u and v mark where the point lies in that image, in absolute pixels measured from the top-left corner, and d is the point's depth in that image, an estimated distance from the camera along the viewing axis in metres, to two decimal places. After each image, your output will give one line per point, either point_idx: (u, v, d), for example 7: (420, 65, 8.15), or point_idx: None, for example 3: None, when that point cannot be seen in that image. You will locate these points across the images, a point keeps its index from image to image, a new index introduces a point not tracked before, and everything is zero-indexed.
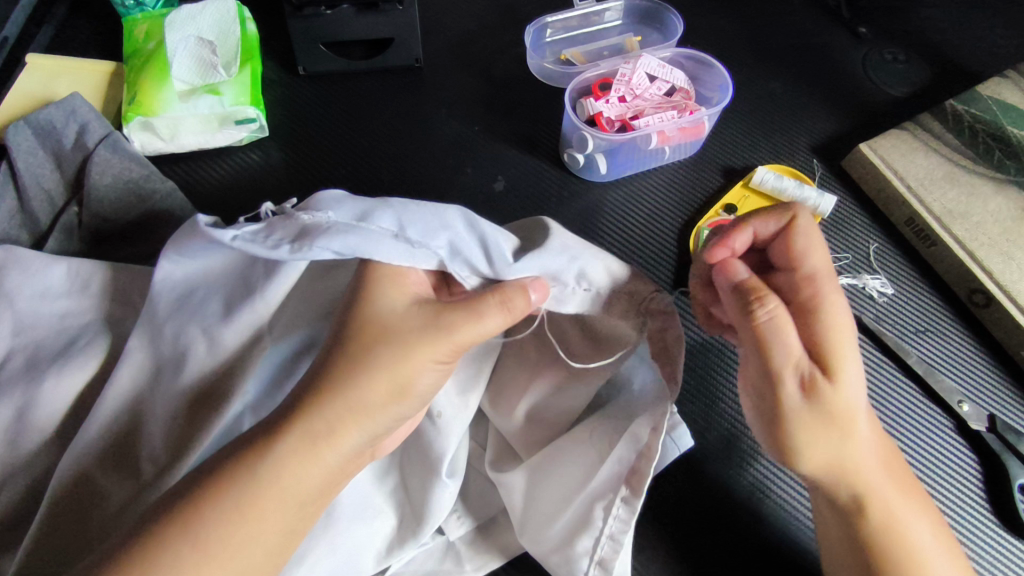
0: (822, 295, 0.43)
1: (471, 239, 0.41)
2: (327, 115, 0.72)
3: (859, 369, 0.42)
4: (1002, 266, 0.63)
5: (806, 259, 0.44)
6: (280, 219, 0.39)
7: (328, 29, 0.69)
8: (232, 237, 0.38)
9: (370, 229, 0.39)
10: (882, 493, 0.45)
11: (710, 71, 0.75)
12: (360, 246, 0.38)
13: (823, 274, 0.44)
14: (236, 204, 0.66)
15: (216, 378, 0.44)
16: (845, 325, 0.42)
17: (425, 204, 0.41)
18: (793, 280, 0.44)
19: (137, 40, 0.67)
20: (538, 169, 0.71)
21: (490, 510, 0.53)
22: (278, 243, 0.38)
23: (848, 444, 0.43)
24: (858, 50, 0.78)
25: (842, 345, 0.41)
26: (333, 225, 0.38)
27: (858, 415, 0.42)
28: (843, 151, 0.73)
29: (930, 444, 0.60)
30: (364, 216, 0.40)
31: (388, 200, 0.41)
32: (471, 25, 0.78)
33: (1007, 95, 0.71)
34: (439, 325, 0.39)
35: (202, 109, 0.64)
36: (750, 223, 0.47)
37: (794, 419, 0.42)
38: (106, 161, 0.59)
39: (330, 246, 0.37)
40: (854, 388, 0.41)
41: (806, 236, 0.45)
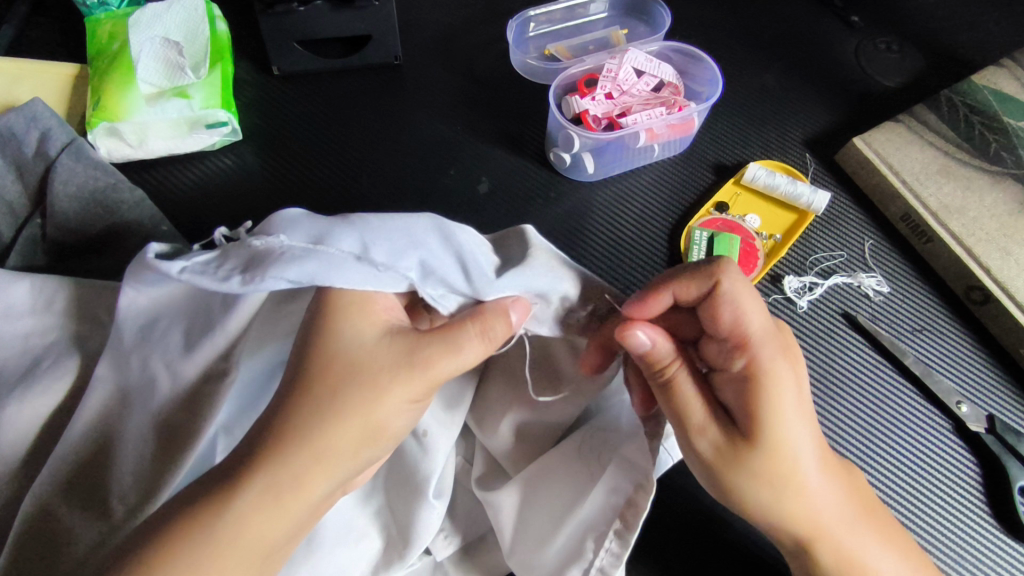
0: (758, 363, 0.41)
1: (442, 258, 0.40)
2: (304, 116, 0.69)
3: (796, 426, 0.40)
4: (999, 263, 0.62)
5: (738, 328, 0.42)
6: (232, 247, 0.37)
7: (302, 27, 0.67)
8: (180, 269, 0.36)
9: (329, 252, 0.36)
10: (834, 537, 0.41)
11: (699, 65, 0.73)
12: (319, 274, 0.36)
13: (751, 343, 0.41)
14: (211, 212, 0.64)
15: (188, 404, 0.42)
16: (782, 389, 0.41)
17: (389, 223, 0.40)
18: (726, 348, 0.43)
19: (101, 41, 0.64)
20: (525, 169, 0.68)
21: (479, 528, 0.52)
22: (229, 272, 0.36)
23: (790, 494, 0.40)
24: (850, 39, 0.76)
25: (764, 412, 0.40)
26: (287, 251, 0.36)
27: (795, 464, 0.40)
28: (836, 145, 0.71)
29: (923, 449, 0.58)
30: (321, 237, 0.37)
31: (347, 219, 0.39)
32: (452, 19, 0.75)
33: (1004, 84, 0.69)
34: (413, 362, 0.39)
35: (170, 113, 0.61)
36: (671, 285, 0.44)
37: (722, 470, 0.41)
38: (69, 170, 0.56)
39: (285, 277, 0.35)
40: (787, 447, 0.40)
41: (731, 301, 0.42)
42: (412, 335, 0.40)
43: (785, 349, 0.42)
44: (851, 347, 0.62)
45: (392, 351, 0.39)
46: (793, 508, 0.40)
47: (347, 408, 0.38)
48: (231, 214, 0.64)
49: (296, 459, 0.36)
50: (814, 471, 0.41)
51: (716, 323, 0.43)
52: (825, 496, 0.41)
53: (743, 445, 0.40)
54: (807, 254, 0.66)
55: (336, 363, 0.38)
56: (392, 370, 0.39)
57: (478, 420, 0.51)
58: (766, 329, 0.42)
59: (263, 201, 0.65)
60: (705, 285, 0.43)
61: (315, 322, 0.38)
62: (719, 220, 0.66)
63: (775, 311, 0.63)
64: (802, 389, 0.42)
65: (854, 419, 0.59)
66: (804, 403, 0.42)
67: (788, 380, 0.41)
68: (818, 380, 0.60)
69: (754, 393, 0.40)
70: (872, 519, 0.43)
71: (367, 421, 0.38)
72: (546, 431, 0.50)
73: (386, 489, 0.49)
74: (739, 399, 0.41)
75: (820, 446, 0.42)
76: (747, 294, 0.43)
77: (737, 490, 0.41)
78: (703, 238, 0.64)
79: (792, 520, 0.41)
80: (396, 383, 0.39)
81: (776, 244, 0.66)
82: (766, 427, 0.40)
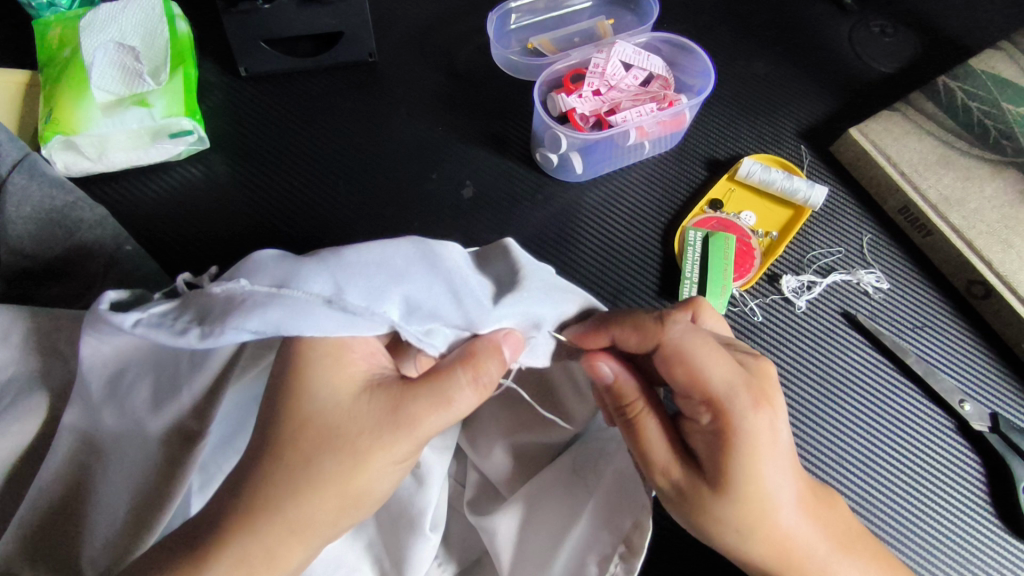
0: (732, 422, 0.38)
1: (429, 291, 0.37)
2: (275, 121, 0.65)
3: (772, 470, 0.38)
4: (1001, 255, 0.60)
5: (693, 385, 0.39)
6: (191, 296, 0.35)
7: (269, 25, 0.62)
8: (134, 323, 0.35)
9: (295, 295, 0.34)
10: (815, 568, 0.40)
11: (689, 55, 0.70)
12: (285, 322, 0.33)
13: (716, 397, 0.38)
14: (180, 226, 0.60)
15: (165, 447, 0.40)
16: (759, 441, 0.38)
17: (364, 262, 0.36)
18: (691, 403, 0.40)
19: (50, 46, 0.59)
20: (510, 171, 0.65)
21: (473, 553, 0.50)
22: (187, 326, 0.34)
23: (764, 530, 0.38)
24: (843, 23, 0.73)
25: (733, 467, 0.38)
26: (250, 296, 0.34)
27: (768, 509, 0.38)
28: (831, 136, 0.69)
29: (915, 455, 0.57)
30: (287, 281, 0.35)
31: (320, 257, 0.36)
32: (428, 13, 0.71)
33: (1002, 68, 0.67)
34: (396, 422, 0.37)
35: (130, 123, 0.57)
36: (614, 331, 0.42)
37: (685, 509, 0.40)
38: (23, 188, 0.50)
39: (244, 327, 0.33)
40: (762, 491, 0.38)
41: (679, 358, 0.39)
42: (396, 386, 0.37)
43: (763, 399, 0.39)
44: (831, 353, 0.60)
45: (371, 410, 0.37)
46: (761, 546, 0.39)
47: (327, 474, 0.35)
48: (203, 229, 0.60)
49: (288, 512, 0.35)
50: (789, 511, 0.39)
51: (669, 378, 0.40)
52: (799, 533, 0.39)
53: (707, 492, 0.39)
54: (805, 251, 0.63)
55: (314, 426, 0.36)
56: (375, 431, 0.36)
57: (472, 441, 0.49)
58: (733, 380, 0.39)
59: (231, 215, 0.61)
60: (652, 335, 0.41)
61: (295, 362, 0.36)
62: (712, 219, 0.64)
63: (773, 312, 0.61)
64: (780, 436, 0.39)
65: (830, 431, 0.58)
66: (785, 450, 0.39)
67: (765, 433, 0.38)
68: (793, 389, 0.59)
69: (724, 448, 0.38)
70: (853, 550, 0.41)
71: (352, 484, 0.36)
72: (540, 452, 0.48)
73: (377, 521, 0.47)
74: (708, 450, 0.39)
75: (800, 484, 0.40)
76: (701, 347, 0.40)
77: (708, 532, 0.40)
78: (697, 238, 0.62)
79: (762, 556, 0.39)
80: (381, 446, 0.36)
81: (772, 242, 0.64)
82: (735, 481, 0.38)
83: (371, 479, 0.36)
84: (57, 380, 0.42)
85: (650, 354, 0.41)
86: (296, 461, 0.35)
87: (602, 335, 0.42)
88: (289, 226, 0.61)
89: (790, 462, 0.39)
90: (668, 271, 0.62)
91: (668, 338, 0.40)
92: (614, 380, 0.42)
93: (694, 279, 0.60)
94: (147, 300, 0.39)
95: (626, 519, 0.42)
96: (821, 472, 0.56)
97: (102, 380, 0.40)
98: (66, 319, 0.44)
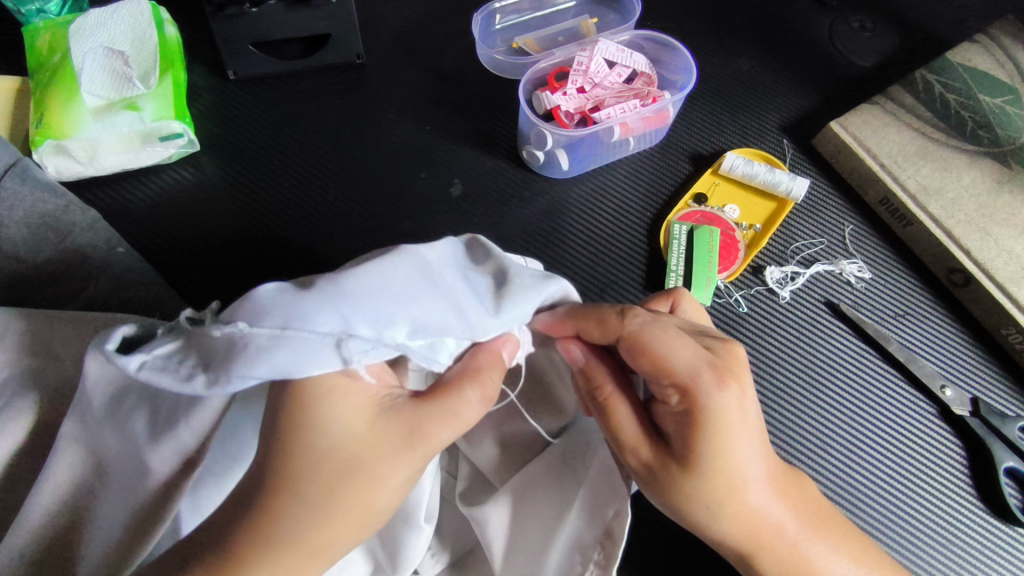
0: (699, 401, 0.39)
1: (433, 310, 0.38)
2: (264, 123, 0.66)
3: (744, 446, 0.39)
4: (979, 243, 0.61)
5: (658, 369, 0.40)
6: (193, 339, 0.36)
7: (256, 29, 0.63)
8: (139, 367, 0.35)
9: (301, 338, 0.34)
10: (786, 545, 0.41)
11: (672, 53, 0.71)
12: (293, 367, 0.34)
13: (681, 379, 0.39)
14: (168, 226, 0.61)
15: (164, 455, 0.39)
16: (729, 418, 0.39)
17: (367, 291, 0.37)
18: (660, 387, 0.41)
19: (39, 52, 0.60)
20: (498, 169, 0.66)
21: (466, 543, 0.50)
22: (192, 372, 0.35)
23: (733, 507, 0.39)
24: (823, 18, 0.74)
25: (701, 442, 0.39)
26: (254, 343, 0.34)
27: (737, 485, 0.39)
28: (812, 130, 0.70)
29: (893, 438, 0.58)
30: (290, 320, 0.34)
31: (316, 288, 0.36)
32: (414, 14, 0.72)
33: (978, 61, 0.68)
34: (412, 441, 0.38)
35: (120, 126, 0.57)
36: (577, 321, 0.43)
37: (655, 486, 0.41)
38: (14, 192, 0.52)
39: (250, 375, 0.33)
40: (732, 467, 0.39)
41: (642, 348, 0.41)
42: (409, 408, 0.38)
43: (730, 377, 0.40)
44: (816, 342, 0.61)
45: (387, 434, 0.37)
46: (730, 524, 0.40)
47: (348, 499, 0.36)
48: (195, 230, 0.61)
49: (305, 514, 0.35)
50: (758, 490, 0.40)
51: (635, 365, 0.41)
52: (769, 512, 0.40)
53: (677, 469, 0.40)
54: (788, 242, 0.65)
55: (330, 458, 0.36)
56: (392, 455, 0.37)
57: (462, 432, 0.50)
58: (698, 361, 0.40)
59: (224, 214, 0.62)
60: (616, 327, 0.42)
61: None
62: (697, 213, 0.65)
63: (758, 303, 0.62)
64: (751, 413, 0.40)
65: (812, 418, 0.59)
66: (752, 426, 0.40)
67: (734, 410, 0.39)
68: (775, 378, 0.60)
69: (692, 424, 0.39)
70: (823, 530, 0.42)
71: (370, 505, 0.37)
72: (529, 441, 0.50)
73: None
74: (679, 429, 0.40)
75: (769, 464, 0.41)
76: (662, 335, 0.41)
77: (680, 510, 0.41)
78: (682, 232, 0.63)
79: (732, 534, 0.40)
80: (397, 466, 0.37)
81: (756, 235, 0.65)
82: (705, 460, 0.39)
83: (388, 501, 0.38)
84: (51, 378, 0.43)
85: (616, 343, 0.43)
86: (317, 492, 0.36)
87: (565, 325, 0.44)
88: (280, 225, 0.62)
89: (758, 439, 0.40)
90: (653, 264, 0.63)
91: (632, 326, 0.42)
92: (584, 366, 0.44)
93: (680, 271, 0.62)
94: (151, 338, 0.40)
95: (610, 509, 0.43)
96: (802, 460, 0.57)
97: (104, 382, 0.40)
98: (58, 319, 0.44)
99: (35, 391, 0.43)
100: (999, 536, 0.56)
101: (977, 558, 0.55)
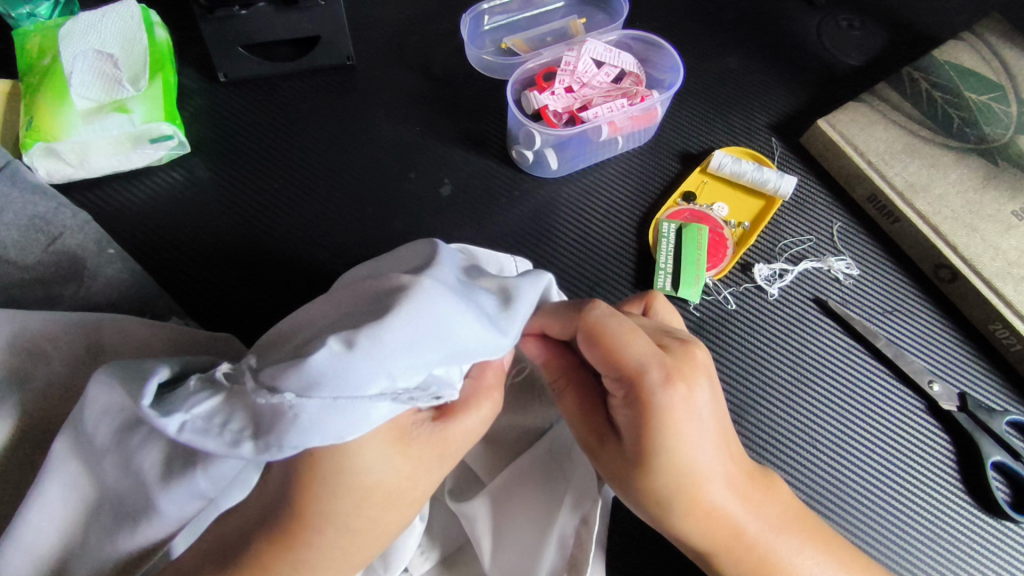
0: (643, 399, 0.39)
1: (473, 350, 0.37)
2: (255, 125, 0.66)
3: (696, 445, 0.39)
4: (966, 239, 0.61)
5: (608, 366, 0.41)
6: (237, 399, 0.34)
7: (246, 31, 0.64)
8: (181, 430, 0.34)
9: (356, 404, 0.33)
10: (750, 543, 0.41)
11: (660, 52, 0.72)
12: (350, 432, 0.33)
13: (628, 376, 0.40)
14: (159, 230, 0.61)
15: (176, 496, 0.37)
16: (676, 416, 0.39)
17: (410, 342, 0.34)
18: (611, 382, 0.41)
19: (30, 56, 0.60)
20: (488, 169, 0.66)
21: (457, 540, 0.50)
22: (239, 436, 0.33)
23: (694, 506, 0.40)
24: (812, 17, 0.75)
25: (646, 439, 0.39)
26: (309, 416, 0.32)
27: (692, 484, 0.39)
28: (801, 128, 0.70)
29: (866, 435, 0.59)
30: (340, 388, 0.32)
31: (362, 346, 0.33)
32: (403, 16, 0.72)
33: (964, 58, 0.69)
34: (443, 461, 0.39)
35: (110, 129, 0.58)
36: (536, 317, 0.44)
37: (611, 477, 0.42)
38: (6, 196, 0.53)
39: (308, 445, 0.32)
40: (684, 464, 0.39)
41: (592, 340, 0.41)
42: (436, 433, 0.38)
43: (678, 376, 0.40)
44: (799, 339, 0.61)
45: (421, 460, 0.37)
46: (689, 521, 0.40)
47: (385, 521, 0.37)
48: (186, 232, 0.61)
49: (302, 519, 0.35)
50: (718, 488, 0.40)
51: (588, 356, 0.42)
52: (732, 511, 0.41)
53: (629, 465, 0.41)
54: (777, 239, 0.65)
55: (376, 492, 0.36)
56: (424, 476, 0.38)
57: None
58: (646, 357, 0.40)
59: (212, 215, 0.62)
60: (568, 323, 0.42)
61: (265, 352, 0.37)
62: (686, 211, 0.65)
63: (746, 301, 0.62)
64: (701, 412, 0.40)
65: (790, 416, 0.59)
66: (704, 424, 0.40)
67: (680, 407, 0.39)
68: (759, 375, 0.60)
69: (638, 422, 0.39)
70: (789, 527, 0.43)
71: (402, 521, 0.38)
72: (519, 438, 0.50)
73: None
74: (626, 425, 0.41)
75: (729, 463, 0.41)
76: (617, 329, 0.41)
77: (638, 504, 0.42)
78: (671, 230, 0.63)
79: (695, 530, 0.41)
80: (428, 485, 0.39)
81: (744, 232, 0.65)
82: (655, 456, 0.39)
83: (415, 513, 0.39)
84: (41, 379, 0.43)
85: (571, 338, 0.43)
86: (361, 525, 0.36)
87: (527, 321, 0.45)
88: (269, 225, 0.62)
89: (713, 439, 0.40)
90: (643, 261, 0.64)
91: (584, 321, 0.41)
92: (544, 359, 0.46)
93: (669, 268, 0.62)
94: (183, 386, 0.37)
95: (590, 500, 0.45)
96: (780, 458, 0.57)
97: None
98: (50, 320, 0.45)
99: (25, 392, 0.43)
100: (985, 531, 0.56)
101: (959, 553, 0.55)
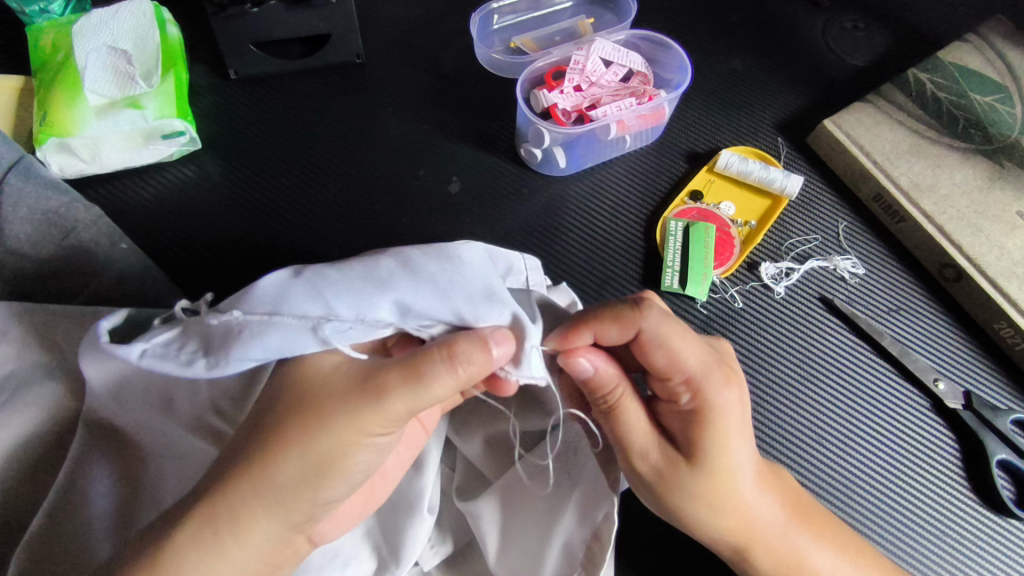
0: (710, 401, 0.41)
1: (418, 293, 0.38)
2: (264, 121, 0.67)
3: (744, 444, 0.42)
4: (971, 239, 0.62)
5: (673, 365, 0.42)
6: (192, 325, 0.38)
7: (258, 29, 0.64)
8: (140, 354, 0.37)
9: (288, 321, 0.36)
10: (775, 539, 0.43)
11: (667, 52, 0.72)
12: (285, 348, 0.36)
13: (694, 378, 0.42)
14: (168, 225, 0.62)
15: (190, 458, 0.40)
16: (732, 417, 0.42)
17: (348, 273, 0.38)
18: (671, 387, 0.43)
19: (44, 51, 0.61)
20: (496, 167, 0.67)
21: (466, 535, 0.51)
22: (192, 356, 0.37)
23: (728, 504, 0.42)
24: (817, 18, 0.75)
25: (705, 439, 0.41)
26: (244, 328, 0.36)
27: (734, 482, 0.41)
28: (806, 128, 0.71)
29: (891, 436, 0.59)
30: (279, 305, 0.37)
31: (305, 276, 0.38)
32: (413, 15, 0.73)
33: (969, 60, 0.69)
34: (367, 388, 0.37)
35: (122, 125, 0.58)
36: (591, 325, 0.42)
37: (664, 485, 0.42)
38: (18, 190, 0.51)
39: (249, 355, 0.36)
40: (734, 463, 0.42)
41: (659, 344, 0.42)
42: (371, 366, 0.38)
43: (731, 374, 0.43)
44: (807, 336, 0.62)
45: (346, 379, 0.38)
46: (726, 520, 0.42)
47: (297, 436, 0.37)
48: (196, 227, 0.62)
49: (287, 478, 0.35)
50: (749, 484, 0.42)
51: (648, 361, 0.42)
52: (759, 506, 0.42)
53: (684, 469, 0.41)
54: (783, 238, 0.65)
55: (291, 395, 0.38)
56: (343, 397, 0.37)
57: (460, 426, 0.50)
58: (706, 360, 0.43)
59: (222, 212, 0.63)
60: (629, 328, 0.42)
61: None
62: (693, 209, 0.66)
63: (753, 299, 0.63)
64: (746, 409, 0.43)
65: (809, 414, 0.59)
66: (747, 424, 0.43)
67: (734, 408, 0.42)
68: (771, 373, 0.60)
69: (699, 423, 0.41)
70: (806, 521, 0.44)
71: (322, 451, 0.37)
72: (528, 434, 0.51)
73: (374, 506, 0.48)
74: (685, 428, 0.42)
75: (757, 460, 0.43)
76: (676, 332, 0.42)
77: (677, 508, 0.43)
78: (678, 229, 0.63)
79: (727, 530, 0.42)
80: (348, 408, 0.37)
81: (751, 231, 0.66)
82: (711, 457, 0.41)
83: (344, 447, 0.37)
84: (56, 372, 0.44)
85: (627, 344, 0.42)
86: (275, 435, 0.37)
87: (582, 332, 0.43)
88: (279, 223, 0.63)
89: (749, 438, 0.43)
90: (651, 260, 0.64)
91: (647, 326, 0.42)
92: (595, 375, 0.43)
93: (676, 266, 0.62)
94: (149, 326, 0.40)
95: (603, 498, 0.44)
96: (794, 453, 0.58)
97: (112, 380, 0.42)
98: (61, 313, 0.45)
99: (41, 383, 0.43)
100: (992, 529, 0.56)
101: (968, 552, 0.56)
